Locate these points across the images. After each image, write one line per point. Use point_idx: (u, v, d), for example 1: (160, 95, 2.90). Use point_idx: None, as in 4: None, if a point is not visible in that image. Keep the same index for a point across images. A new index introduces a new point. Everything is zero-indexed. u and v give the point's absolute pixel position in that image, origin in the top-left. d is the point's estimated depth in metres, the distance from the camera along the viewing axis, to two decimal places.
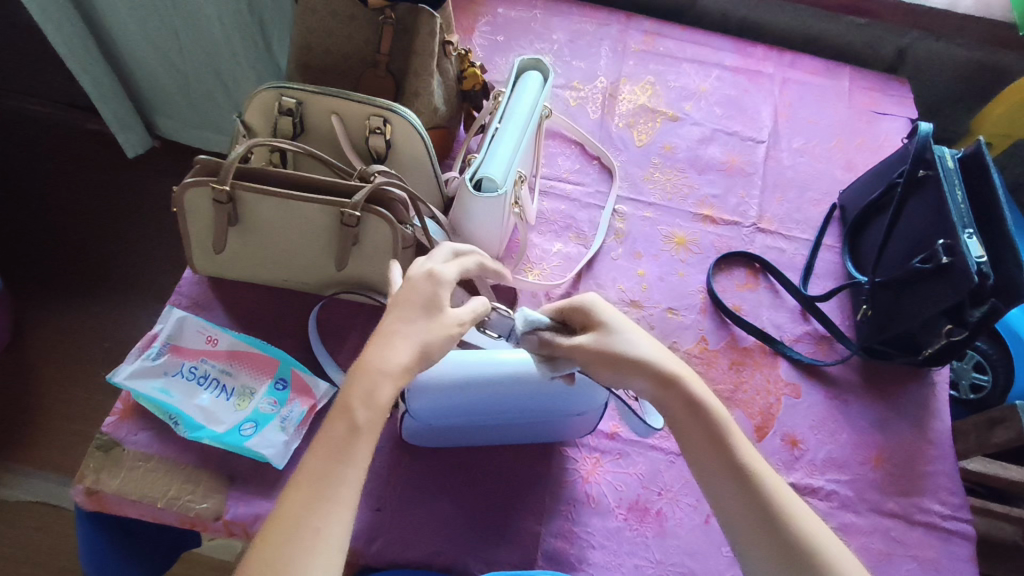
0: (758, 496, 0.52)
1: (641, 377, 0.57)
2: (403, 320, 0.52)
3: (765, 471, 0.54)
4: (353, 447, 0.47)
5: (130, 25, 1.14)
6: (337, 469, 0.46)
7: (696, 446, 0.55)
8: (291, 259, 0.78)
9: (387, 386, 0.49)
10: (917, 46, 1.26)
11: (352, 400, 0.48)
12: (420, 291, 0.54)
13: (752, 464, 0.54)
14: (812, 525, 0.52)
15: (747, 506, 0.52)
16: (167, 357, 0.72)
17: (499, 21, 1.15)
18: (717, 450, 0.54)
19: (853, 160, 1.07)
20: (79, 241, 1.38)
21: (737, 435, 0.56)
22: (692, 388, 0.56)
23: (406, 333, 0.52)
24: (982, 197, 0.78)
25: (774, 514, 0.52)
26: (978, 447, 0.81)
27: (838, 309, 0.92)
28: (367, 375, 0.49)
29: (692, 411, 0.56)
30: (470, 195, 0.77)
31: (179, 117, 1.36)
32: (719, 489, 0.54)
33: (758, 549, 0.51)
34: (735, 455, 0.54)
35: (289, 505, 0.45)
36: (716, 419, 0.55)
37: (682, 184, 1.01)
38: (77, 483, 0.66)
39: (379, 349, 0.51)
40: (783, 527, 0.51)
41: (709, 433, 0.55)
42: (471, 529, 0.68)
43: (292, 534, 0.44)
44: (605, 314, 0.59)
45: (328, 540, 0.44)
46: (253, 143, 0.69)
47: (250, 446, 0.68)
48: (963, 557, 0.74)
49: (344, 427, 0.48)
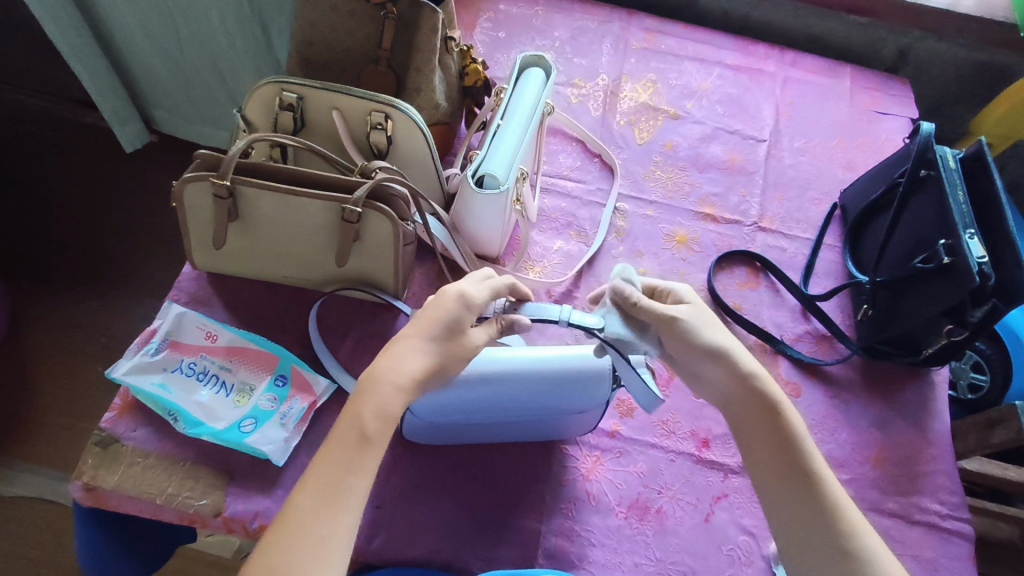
0: (820, 502, 0.53)
1: (717, 366, 0.57)
2: (425, 334, 0.53)
3: (829, 480, 0.54)
4: (362, 455, 0.49)
5: (128, 19, 1.13)
6: (346, 476, 0.48)
7: (759, 446, 0.56)
8: (291, 255, 0.77)
9: (398, 399, 0.51)
10: (918, 46, 1.26)
11: (365, 408, 0.49)
12: (448, 312, 0.54)
13: (817, 470, 0.54)
14: (869, 537, 0.52)
15: (805, 511, 0.53)
16: (166, 353, 0.72)
17: (501, 17, 1.15)
18: (782, 453, 0.55)
19: (854, 159, 1.07)
20: (77, 237, 1.37)
21: (805, 440, 0.56)
22: (767, 386, 0.57)
23: (426, 350, 0.53)
24: (985, 198, 0.78)
25: (833, 522, 0.52)
26: (977, 447, 0.81)
27: (838, 309, 0.92)
28: (382, 387, 0.50)
29: (762, 410, 0.56)
30: (471, 192, 0.77)
31: (178, 112, 1.36)
32: (776, 490, 0.54)
33: (813, 552, 0.52)
34: (799, 459, 0.55)
35: (297, 510, 0.46)
36: (786, 424, 0.56)
37: (683, 182, 1.01)
38: (76, 479, 0.65)
39: (398, 360, 0.52)
40: (840, 536, 0.51)
41: (775, 434, 0.55)
42: (471, 527, 0.68)
43: (297, 538, 0.45)
44: (694, 298, 0.61)
45: (334, 545, 0.45)
46: (254, 138, 0.68)
47: (251, 443, 0.68)
48: (962, 557, 0.74)
49: (355, 435, 0.49)
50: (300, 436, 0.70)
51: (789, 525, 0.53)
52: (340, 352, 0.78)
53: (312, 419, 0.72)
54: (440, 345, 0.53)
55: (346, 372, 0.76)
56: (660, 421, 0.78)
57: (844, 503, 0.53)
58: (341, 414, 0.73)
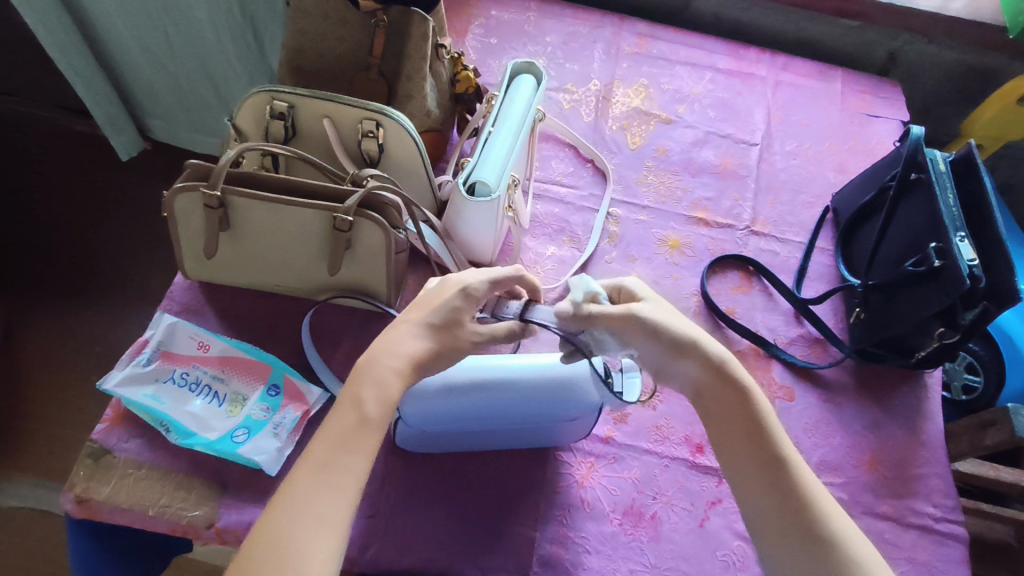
0: (789, 487, 0.53)
1: (687, 361, 0.57)
2: (419, 319, 0.55)
3: (801, 466, 0.54)
4: (363, 437, 0.49)
5: (121, 28, 1.13)
6: (344, 457, 0.48)
7: (732, 436, 0.56)
8: (283, 263, 0.77)
9: (394, 382, 0.52)
10: (908, 49, 1.26)
11: (364, 392, 0.51)
12: (444, 300, 0.56)
13: (787, 456, 0.54)
14: (842, 522, 0.52)
15: (776, 497, 0.53)
16: (158, 363, 0.71)
17: (492, 23, 1.15)
18: (754, 440, 0.55)
19: (845, 162, 1.08)
20: (70, 246, 1.37)
21: (774, 425, 0.56)
22: (733, 374, 0.57)
23: (423, 333, 0.54)
24: (975, 201, 0.78)
25: (803, 509, 0.52)
26: (971, 449, 0.81)
27: (831, 312, 0.93)
28: (378, 371, 0.52)
29: (731, 401, 0.56)
30: (463, 199, 0.77)
31: (170, 119, 1.35)
32: (750, 483, 0.54)
33: (783, 540, 0.52)
34: (770, 447, 0.55)
35: (297, 488, 0.47)
36: (756, 410, 0.56)
37: (675, 186, 1.01)
38: (67, 492, 0.65)
39: (394, 342, 0.53)
40: (810, 521, 0.52)
41: (745, 422, 0.56)
42: (465, 536, 0.68)
43: (295, 515, 0.45)
44: (647, 292, 0.60)
45: (333, 522, 0.46)
46: (245, 146, 0.68)
47: (243, 453, 0.67)
48: (956, 559, 0.74)
49: (354, 418, 0.50)
50: (293, 445, 0.70)
51: (764, 517, 0.53)
52: (333, 361, 0.78)
53: (305, 430, 0.72)
54: (437, 329, 0.55)
55: (339, 381, 0.76)
56: (654, 427, 0.78)
57: (813, 487, 0.54)
58: None
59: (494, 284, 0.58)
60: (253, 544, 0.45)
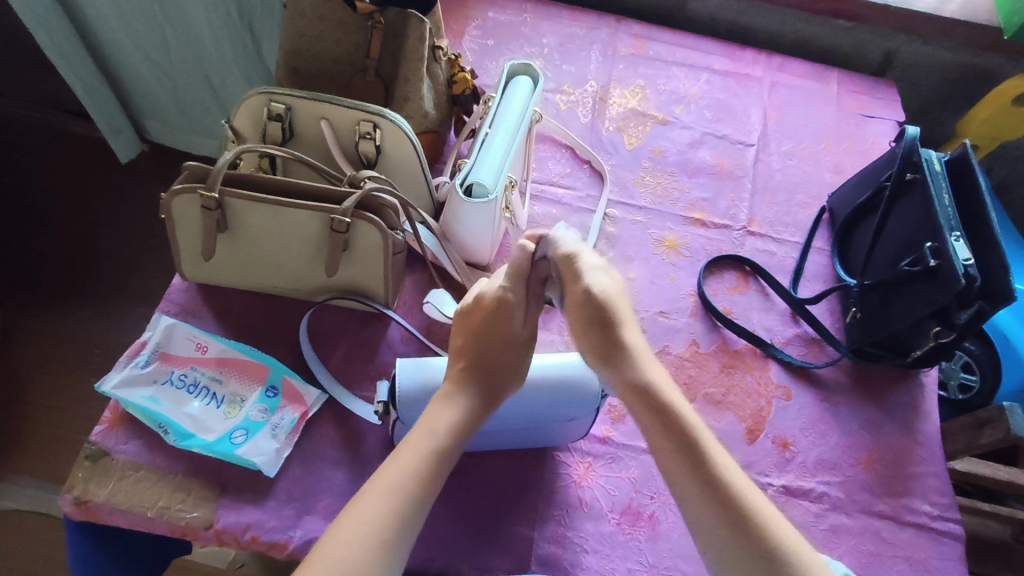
0: (743, 523, 0.48)
1: (636, 403, 0.53)
2: (473, 354, 0.59)
3: (766, 514, 0.49)
4: (434, 463, 0.51)
5: (119, 30, 1.13)
6: (417, 478, 0.50)
7: (693, 496, 0.50)
8: (281, 265, 0.77)
9: (467, 414, 0.55)
10: (904, 50, 1.27)
11: (436, 422, 0.54)
12: (489, 319, 0.59)
13: (736, 489, 0.50)
14: (822, 574, 0.47)
15: (730, 534, 0.48)
16: (156, 365, 0.71)
17: (489, 25, 1.15)
18: (703, 474, 0.50)
19: (841, 162, 1.08)
20: (68, 248, 1.37)
21: (717, 456, 0.52)
22: (678, 413, 0.52)
23: (478, 365, 0.58)
24: (971, 201, 0.79)
25: (760, 545, 0.47)
26: (967, 448, 0.82)
27: (828, 312, 0.93)
28: (444, 406, 0.55)
29: (685, 454, 0.51)
30: (460, 201, 0.77)
31: (168, 122, 1.35)
32: (720, 543, 0.48)
33: None
34: (717, 481, 0.50)
35: (369, 503, 0.47)
36: (698, 440, 0.51)
37: (672, 187, 1.01)
38: (66, 493, 0.65)
39: (452, 389, 0.57)
40: (771, 558, 0.47)
41: (688, 455, 0.51)
42: (464, 536, 0.68)
43: (361, 529, 0.46)
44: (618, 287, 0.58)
45: (398, 543, 0.47)
46: (243, 148, 0.68)
47: (242, 454, 0.68)
48: (952, 557, 0.74)
49: (428, 442, 0.52)
50: (291, 446, 0.70)
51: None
52: (331, 363, 0.78)
53: (304, 430, 0.72)
54: (489, 354, 0.59)
55: (337, 383, 0.76)
56: None
57: (769, 519, 0.49)
58: (333, 424, 0.73)
59: (513, 275, 0.59)
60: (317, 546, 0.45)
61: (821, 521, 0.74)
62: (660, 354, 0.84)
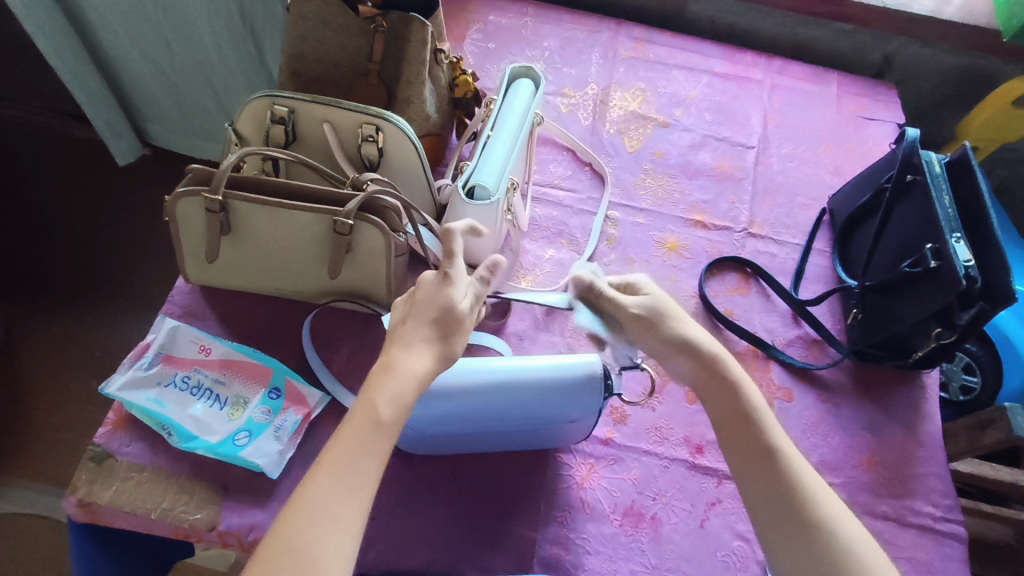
0: (779, 470, 0.53)
1: (681, 356, 0.60)
2: (422, 325, 0.53)
3: (795, 459, 0.54)
4: (377, 440, 0.48)
5: (121, 33, 1.14)
6: (359, 459, 0.47)
7: (736, 438, 0.56)
8: (284, 267, 0.78)
9: (413, 389, 0.50)
10: (903, 52, 1.27)
11: (379, 397, 0.49)
12: (439, 297, 0.54)
13: (776, 444, 0.54)
14: (854, 528, 0.51)
15: (766, 477, 0.53)
16: (160, 367, 0.71)
17: (490, 28, 1.16)
18: (747, 430, 0.55)
19: (841, 164, 1.09)
20: (70, 251, 1.38)
21: (767, 418, 0.56)
22: (727, 365, 0.58)
23: (428, 335, 0.53)
24: (970, 202, 0.79)
25: (793, 490, 0.52)
26: (969, 449, 0.82)
27: (829, 313, 0.93)
28: (395, 375, 0.50)
29: (728, 405, 0.57)
30: (461, 203, 0.77)
31: (170, 125, 1.36)
32: (752, 478, 0.54)
33: (776, 521, 0.52)
34: (760, 437, 0.55)
35: (314, 488, 0.45)
36: (748, 401, 0.57)
37: (673, 189, 1.02)
38: (70, 495, 0.65)
39: (401, 353, 0.51)
40: (799, 503, 0.51)
41: (736, 410, 0.56)
42: (466, 537, 0.68)
43: (311, 517, 0.44)
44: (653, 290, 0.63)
45: (349, 526, 0.45)
46: (247, 151, 0.69)
47: (245, 456, 0.68)
48: (955, 558, 0.74)
49: (368, 421, 0.48)
50: (294, 448, 0.71)
51: (766, 520, 0.52)
52: (333, 364, 0.78)
53: (307, 431, 0.72)
54: (439, 327, 0.53)
55: (339, 384, 0.76)
56: (653, 428, 0.78)
57: (806, 475, 0.53)
58: (335, 426, 0.74)
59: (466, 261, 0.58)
60: (265, 548, 0.44)
61: None
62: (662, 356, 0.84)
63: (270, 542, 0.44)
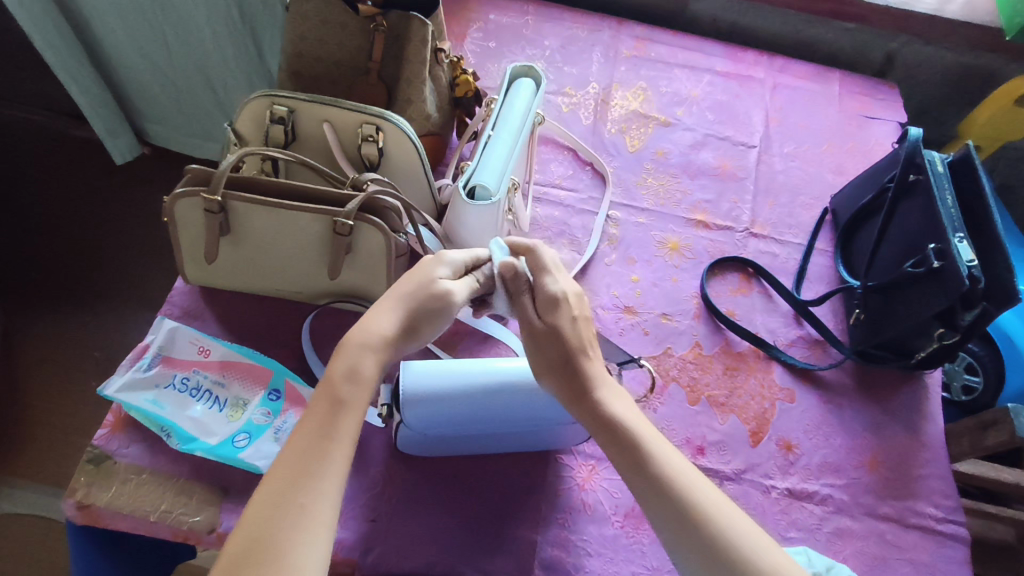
0: (653, 471, 0.51)
1: (556, 366, 0.57)
2: (394, 298, 0.56)
3: (665, 454, 0.52)
4: (338, 424, 0.49)
5: (119, 32, 1.13)
6: (319, 445, 0.48)
7: (628, 470, 0.52)
8: (284, 268, 0.77)
9: (370, 358, 0.52)
10: (905, 51, 1.27)
11: (338, 375, 0.51)
12: (420, 275, 0.57)
13: (646, 444, 0.53)
14: (730, 511, 0.49)
15: (645, 484, 0.51)
16: (158, 368, 0.71)
17: (491, 27, 1.15)
18: (618, 436, 0.53)
19: (843, 164, 1.08)
20: (69, 250, 1.37)
21: (635, 420, 0.54)
22: (608, 406, 0.55)
23: (397, 307, 0.55)
24: (974, 203, 0.79)
25: (667, 489, 0.50)
26: (971, 450, 0.81)
27: (831, 314, 0.93)
28: (354, 344, 0.52)
29: (597, 413, 0.55)
30: (462, 203, 0.77)
31: (169, 124, 1.35)
32: (635, 484, 0.52)
33: (662, 524, 0.50)
34: (631, 440, 0.53)
35: (276, 477, 0.46)
36: (614, 406, 0.55)
37: (675, 189, 1.01)
38: (68, 498, 0.65)
39: (368, 319, 0.54)
40: (677, 499, 0.50)
41: (604, 420, 0.55)
42: (467, 539, 0.67)
43: (276, 508, 0.44)
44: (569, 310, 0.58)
45: (314, 512, 0.45)
46: (246, 151, 0.68)
47: (245, 459, 0.67)
48: (957, 560, 0.74)
49: (329, 404, 0.50)
50: None
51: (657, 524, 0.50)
52: None
53: None
54: (411, 301, 0.56)
55: None
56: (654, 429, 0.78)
57: (678, 468, 0.51)
58: None
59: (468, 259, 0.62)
60: (229, 544, 0.43)
61: (825, 523, 0.74)
62: (663, 357, 0.84)
63: (236, 533, 0.44)
